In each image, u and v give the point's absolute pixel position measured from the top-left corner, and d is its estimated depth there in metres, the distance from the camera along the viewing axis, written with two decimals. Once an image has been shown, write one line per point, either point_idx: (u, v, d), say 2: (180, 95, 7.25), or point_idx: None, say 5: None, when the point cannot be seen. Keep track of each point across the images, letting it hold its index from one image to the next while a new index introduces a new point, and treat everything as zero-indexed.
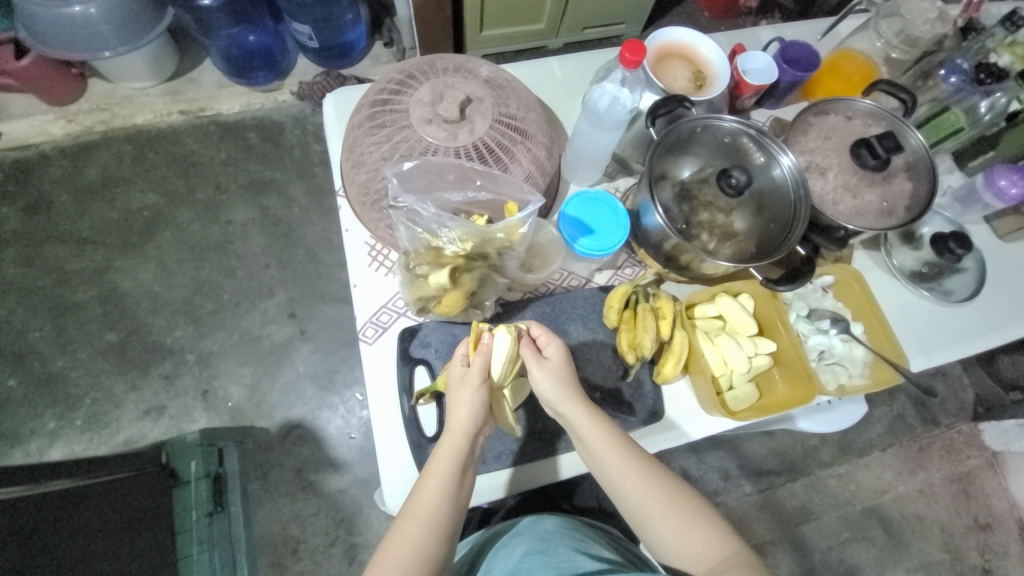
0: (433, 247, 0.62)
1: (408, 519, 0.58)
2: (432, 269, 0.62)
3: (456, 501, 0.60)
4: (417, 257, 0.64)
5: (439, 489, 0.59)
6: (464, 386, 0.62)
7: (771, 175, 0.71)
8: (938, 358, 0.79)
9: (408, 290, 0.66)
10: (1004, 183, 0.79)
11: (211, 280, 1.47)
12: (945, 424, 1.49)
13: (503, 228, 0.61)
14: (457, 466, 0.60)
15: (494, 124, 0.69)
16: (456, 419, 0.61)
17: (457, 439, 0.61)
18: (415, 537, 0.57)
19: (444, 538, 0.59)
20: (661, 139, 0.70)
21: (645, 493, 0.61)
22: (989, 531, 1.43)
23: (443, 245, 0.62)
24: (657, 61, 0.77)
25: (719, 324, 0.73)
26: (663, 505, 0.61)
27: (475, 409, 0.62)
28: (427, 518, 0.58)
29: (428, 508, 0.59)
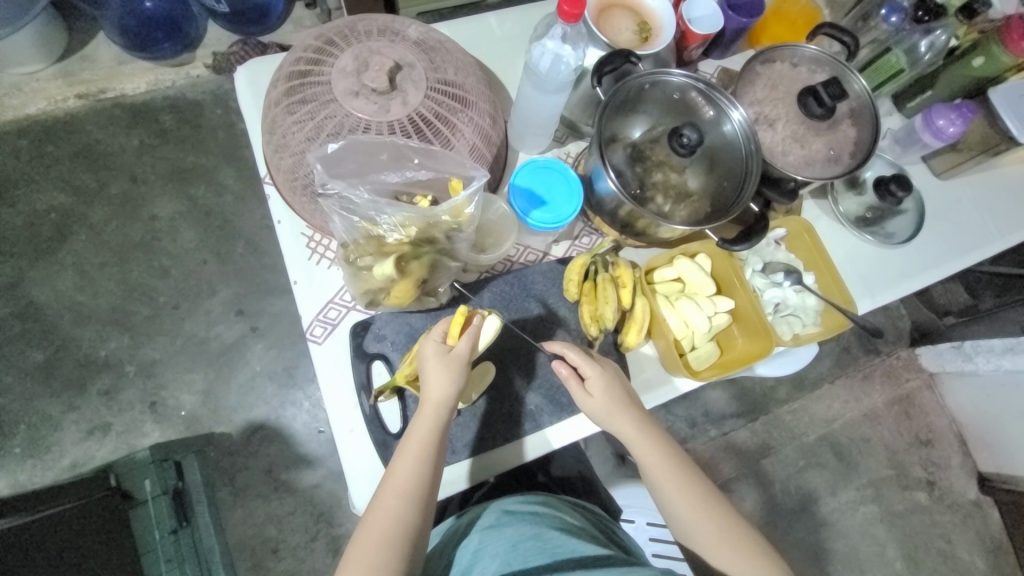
0: (374, 236, 0.58)
1: (386, 494, 0.57)
2: (376, 260, 0.58)
3: (432, 476, 0.59)
4: (359, 247, 0.59)
5: (415, 467, 0.58)
6: (439, 365, 0.58)
7: (721, 130, 0.69)
8: (882, 299, 0.82)
9: (353, 284, 0.61)
10: (943, 122, 0.81)
11: (144, 283, 1.35)
12: (886, 352, 1.61)
13: (449, 208, 0.57)
14: (433, 440, 0.59)
15: (428, 92, 0.63)
16: (433, 395, 0.59)
17: (431, 416, 0.59)
18: (395, 513, 0.57)
19: (423, 514, 0.58)
20: (608, 100, 0.66)
21: (674, 490, 0.64)
22: (925, 443, 1.58)
23: (384, 233, 0.57)
24: (599, 12, 0.71)
25: (678, 286, 0.73)
26: (688, 497, 0.64)
27: (452, 383, 0.59)
28: (405, 496, 0.57)
29: (406, 484, 0.57)
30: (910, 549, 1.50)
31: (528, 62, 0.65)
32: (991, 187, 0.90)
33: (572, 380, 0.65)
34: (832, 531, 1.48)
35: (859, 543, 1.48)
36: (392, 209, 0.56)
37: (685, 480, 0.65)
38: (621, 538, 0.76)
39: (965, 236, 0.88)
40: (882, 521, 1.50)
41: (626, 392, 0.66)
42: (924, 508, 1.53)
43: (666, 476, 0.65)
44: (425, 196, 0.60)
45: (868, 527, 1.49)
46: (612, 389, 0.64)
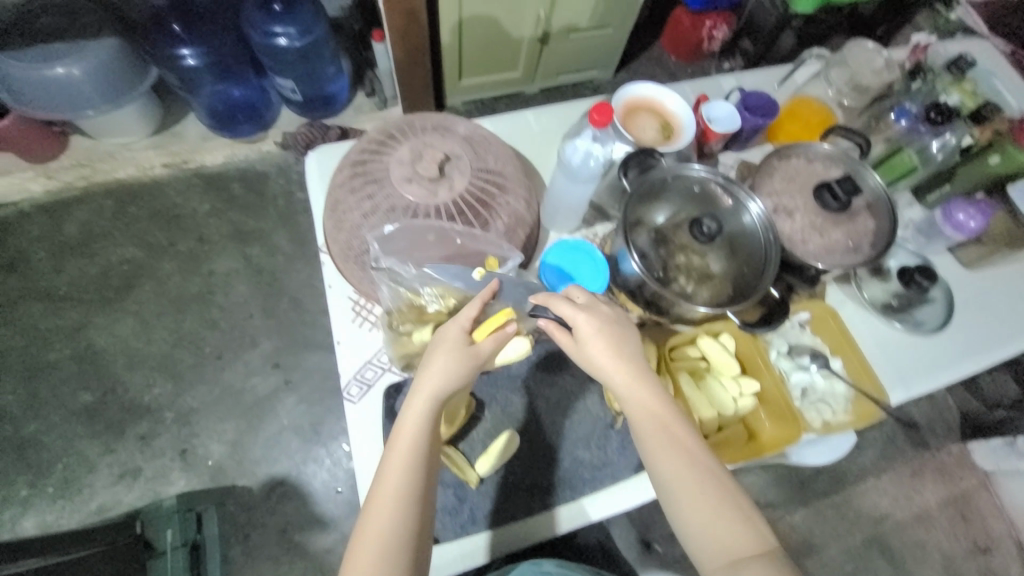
0: (417, 305, 0.64)
1: (374, 499, 0.53)
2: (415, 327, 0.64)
3: (427, 470, 0.55)
4: (402, 314, 0.65)
5: (403, 461, 0.53)
6: (447, 357, 0.56)
7: (741, 219, 0.74)
8: (917, 389, 0.80)
9: (392, 347, 0.66)
10: (962, 216, 0.84)
11: (193, 333, 1.44)
12: (935, 445, 1.51)
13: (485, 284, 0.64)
14: (422, 436, 0.55)
15: (473, 179, 0.71)
16: (427, 384, 0.55)
17: (418, 404, 0.55)
18: (384, 514, 0.52)
19: (416, 511, 0.53)
20: (632, 191, 0.73)
21: (693, 496, 0.55)
22: (987, 553, 1.43)
23: (426, 303, 0.64)
24: (625, 114, 0.81)
25: (702, 365, 0.75)
26: (705, 505, 0.55)
27: (450, 375, 0.56)
28: (395, 495, 0.52)
29: (395, 485, 0.53)
30: None
31: (560, 158, 0.73)
32: None
33: (562, 335, 0.61)
34: None
35: None
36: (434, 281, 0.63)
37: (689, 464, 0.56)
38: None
39: (1001, 328, 0.87)
40: None
41: (644, 363, 0.60)
42: None
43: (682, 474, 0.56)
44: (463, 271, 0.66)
45: None
46: (622, 358, 0.59)
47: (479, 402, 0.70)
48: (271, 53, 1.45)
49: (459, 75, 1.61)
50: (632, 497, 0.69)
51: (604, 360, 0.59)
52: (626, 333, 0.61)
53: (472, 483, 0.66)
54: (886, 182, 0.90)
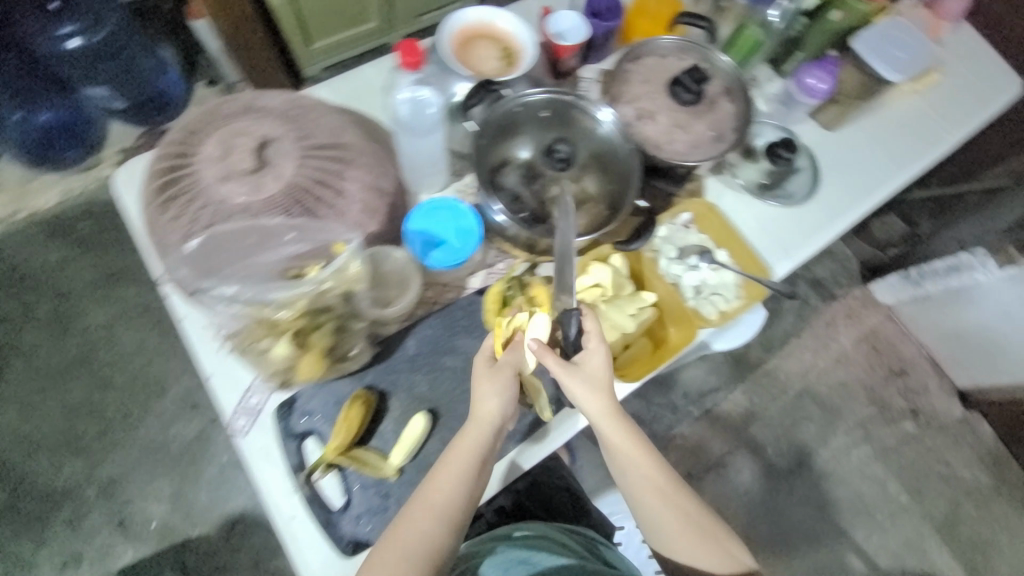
0: (265, 318, 0.55)
1: (416, 510, 0.58)
2: (270, 340, 0.53)
3: (469, 495, 0.60)
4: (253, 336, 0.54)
5: (455, 488, 0.59)
6: (499, 380, 0.63)
7: (597, 133, 0.71)
8: (798, 257, 0.84)
9: (262, 369, 0.59)
10: (812, 80, 0.84)
11: (90, 398, 1.29)
12: (841, 295, 1.67)
13: (330, 275, 0.56)
14: (471, 465, 0.60)
15: (301, 160, 0.62)
16: (482, 412, 0.62)
17: (479, 432, 0.61)
18: (424, 533, 0.57)
19: (451, 532, 0.59)
20: (479, 134, 0.68)
21: (671, 521, 0.68)
22: (902, 373, 1.62)
23: (274, 313, 0.54)
24: (458, 48, 0.72)
25: (599, 291, 0.73)
26: (684, 528, 0.68)
27: (502, 401, 0.63)
28: (436, 515, 0.58)
29: (439, 503, 0.59)
30: (910, 481, 1.52)
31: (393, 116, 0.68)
32: (881, 127, 0.95)
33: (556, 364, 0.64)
34: (833, 480, 1.50)
35: (859, 486, 1.50)
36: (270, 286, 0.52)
37: (670, 488, 0.68)
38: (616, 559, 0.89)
39: (865, 180, 0.91)
40: (879, 460, 1.53)
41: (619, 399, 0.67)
42: (915, 437, 1.56)
43: (663, 507, 0.68)
44: (313, 266, 0.58)
45: (865, 468, 1.52)
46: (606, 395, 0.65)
47: (382, 393, 0.66)
48: (68, 60, 1.25)
49: (307, 39, 1.43)
50: (561, 438, 0.73)
51: (592, 402, 0.64)
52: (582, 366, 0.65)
53: (391, 477, 0.62)
54: (738, 63, 0.88)
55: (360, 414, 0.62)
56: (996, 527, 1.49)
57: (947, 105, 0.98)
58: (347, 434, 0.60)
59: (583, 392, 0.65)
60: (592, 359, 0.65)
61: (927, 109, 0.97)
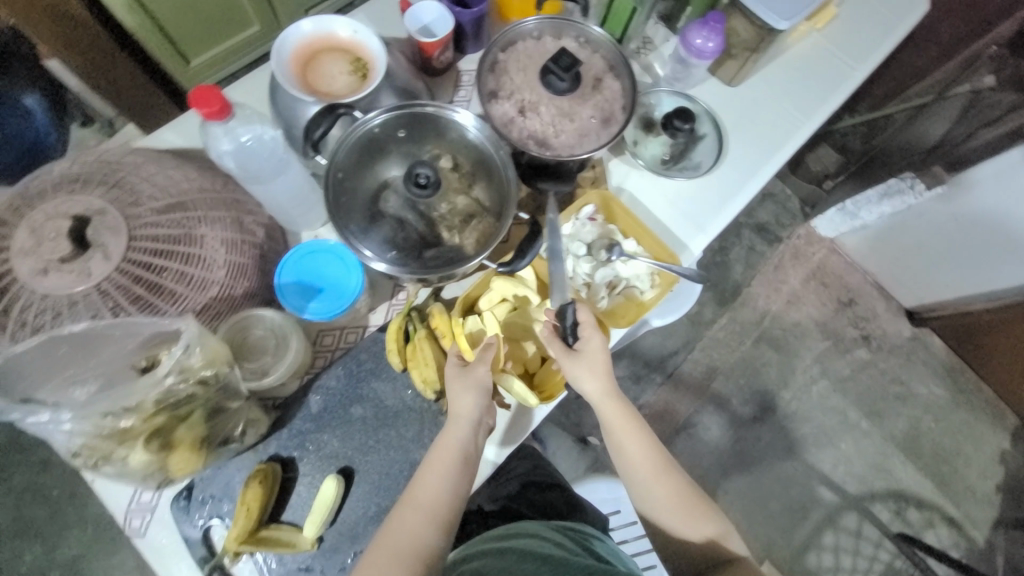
0: (110, 428, 0.47)
1: (407, 508, 0.59)
2: (122, 450, 0.48)
3: (454, 490, 0.60)
4: (100, 451, 0.48)
5: (441, 483, 0.59)
6: (477, 373, 0.63)
7: (465, 142, 0.65)
8: (713, 230, 0.81)
9: (129, 478, 0.51)
10: (700, 41, 0.78)
11: (27, 484, 1.21)
12: (786, 236, 1.67)
13: (174, 371, 0.47)
14: (454, 462, 0.60)
15: (132, 232, 0.55)
16: (460, 409, 0.61)
17: (460, 429, 0.61)
18: (412, 527, 0.57)
19: (440, 527, 0.58)
20: (331, 170, 0.61)
21: (665, 506, 0.69)
22: (852, 303, 1.66)
23: (120, 420, 0.47)
24: (299, 67, 0.64)
25: (506, 307, 0.69)
26: (680, 509, 0.69)
27: (477, 394, 0.62)
28: (425, 510, 0.58)
29: (428, 501, 0.59)
30: (869, 406, 1.57)
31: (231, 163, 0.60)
32: (784, 75, 0.91)
33: (556, 344, 0.67)
34: (798, 419, 1.54)
35: (823, 420, 1.55)
36: (100, 399, 0.45)
37: (663, 471, 0.70)
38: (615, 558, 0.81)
39: (775, 134, 0.88)
40: (838, 390, 1.57)
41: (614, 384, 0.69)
42: (869, 363, 1.61)
43: (660, 489, 0.70)
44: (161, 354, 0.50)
45: (827, 401, 1.56)
46: (604, 379, 0.67)
47: (288, 458, 0.62)
48: None
49: (184, 58, 1.28)
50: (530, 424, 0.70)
51: (588, 382, 0.67)
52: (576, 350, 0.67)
53: (309, 547, 0.58)
54: (616, 37, 0.82)
55: (258, 494, 0.57)
56: (951, 435, 1.56)
57: (848, 40, 0.94)
58: (247, 520, 0.56)
59: (583, 375, 0.67)
60: (588, 345, 0.67)
61: (829, 47, 0.93)
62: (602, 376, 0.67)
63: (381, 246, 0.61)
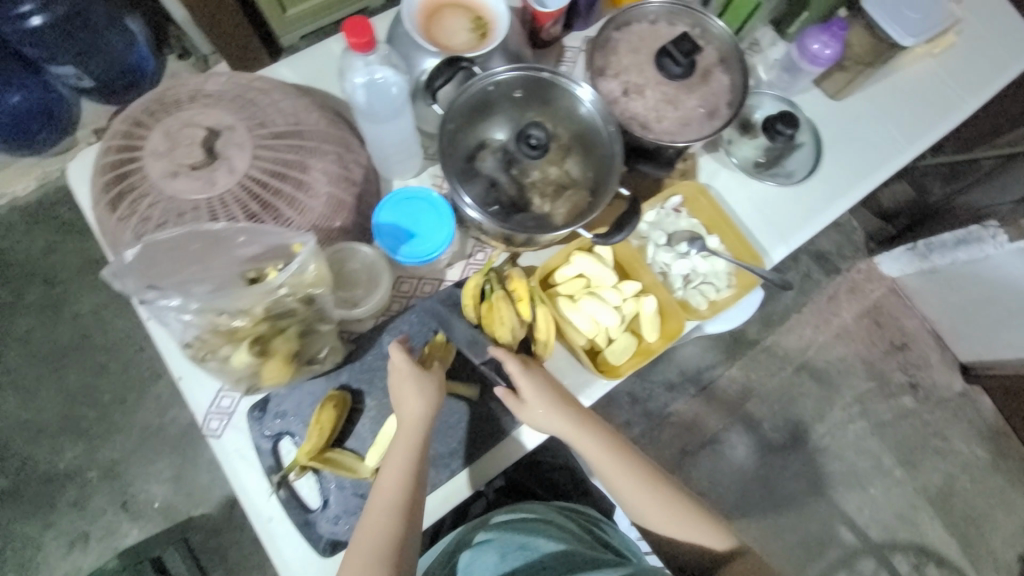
0: (221, 326, 0.50)
1: (372, 510, 0.57)
2: (228, 348, 0.51)
3: (413, 488, 0.58)
4: (209, 346, 0.52)
5: (397, 482, 0.58)
6: (423, 378, 0.60)
7: (576, 115, 0.66)
8: (795, 241, 0.80)
9: (223, 378, 0.55)
10: (817, 46, 0.76)
11: (85, 385, 1.29)
12: (846, 268, 1.62)
13: (286, 283, 0.51)
14: (411, 460, 0.59)
15: (256, 151, 0.58)
16: (408, 413, 0.59)
17: (409, 430, 0.59)
18: (377, 527, 0.56)
19: (407, 523, 0.57)
20: (446, 120, 0.62)
21: (655, 516, 0.69)
22: (904, 348, 1.60)
23: (232, 321, 0.50)
24: (424, 19, 0.66)
25: (582, 282, 0.70)
26: (662, 512, 0.69)
27: (424, 395, 0.60)
28: (390, 509, 0.57)
29: (389, 501, 0.57)
30: (905, 455, 1.51)
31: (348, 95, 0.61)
32: (890, 96, 0.88)
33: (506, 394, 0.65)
34: (828, 455, 1.50)
35: (854, 460, 1.50)
36: (219, 297, 0.49)
37: (645, 477, 0.70)
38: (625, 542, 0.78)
39: (872, 155, 0.86)
40: (875, 433, 1.52)
41: (578, 411, 0.67)
42: (913, 411, 1.55)
43: (648, 506, 0.69)
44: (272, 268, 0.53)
45: (862, 442, 1.52)
46: (562, 409, 0.65)
47: (357, 390, 0.64)
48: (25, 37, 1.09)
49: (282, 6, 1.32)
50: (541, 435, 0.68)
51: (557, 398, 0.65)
52: (545, 378, 0.65)
53: (368, 477, 0.61)
54: (733, 30, 0.82)
55: (331, 417, 0.60)
56: (988, 499, 1.49)
57: (966, 69, 0.90)
58: (320, 438, 0.59)
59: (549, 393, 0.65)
60: (529, 383, 0.64)
61: (943, 74, 0.90)
62: (559, 409, 0.65)
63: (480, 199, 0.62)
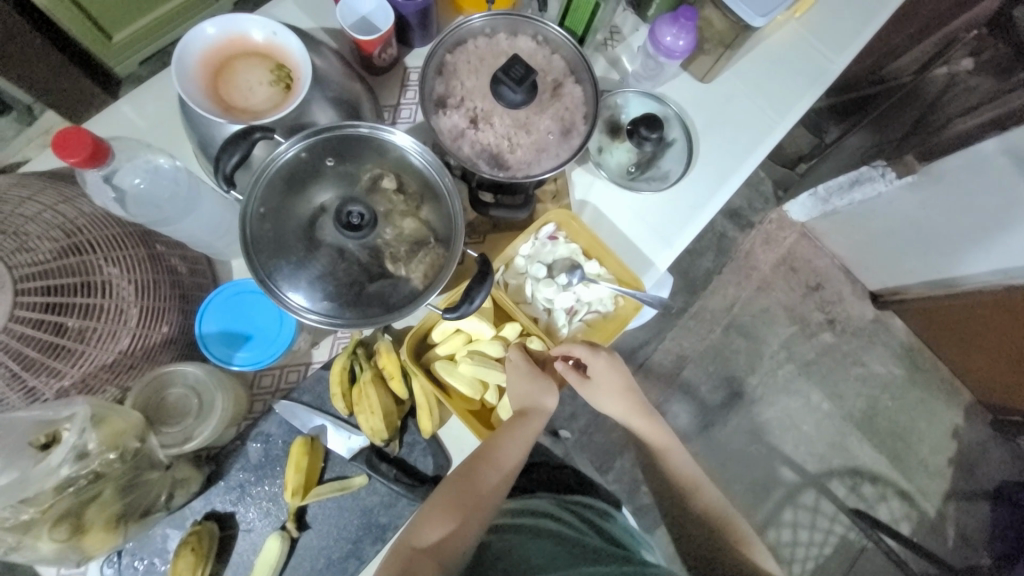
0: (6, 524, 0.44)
1: (474, 467, 0.58)
2: (26, 543, 0.45)
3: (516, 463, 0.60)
4: (7, 545, 0.45)
5: (512, 455, 0.60)
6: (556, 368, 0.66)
7: (408, 165, 0.57)
8: (681, 244, 0.77)
9: (40, 560, 0.48)
10: (670, 38, 0.71)
11: None
12: (758, 221, 1.61)
13: (71, 458, 0.45)
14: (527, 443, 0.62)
15: (19, 285, 0.47)
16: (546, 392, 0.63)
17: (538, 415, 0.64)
18: (484, 477, 0.58)
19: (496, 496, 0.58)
20: (251, 207, 0.54)
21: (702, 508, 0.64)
22: (820, 288, 1.62)
23: (17, 515, 0.44)
24: (209, 82, 0.55)
25: (461, 338, 0.65)
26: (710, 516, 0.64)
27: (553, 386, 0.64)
28: (495, 471, 0.59)
29: (499, 466, 0.59)
30: (832, 388, 1.58)
31: (128, 214, 0.54)
32: (760, 67, 0.84)
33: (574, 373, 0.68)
34: (762, 404, 1.55)
35: (788, 404, 1.56)
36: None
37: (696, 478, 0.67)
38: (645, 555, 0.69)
39: (748, 134, 0.82)
40: (801, 374, 1.58)
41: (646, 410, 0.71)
42: (833, 345, 1.60)
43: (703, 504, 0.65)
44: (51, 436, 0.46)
45: (792, 385, 1.57)
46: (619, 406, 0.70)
47: (227, 513, 0.59)
48: None
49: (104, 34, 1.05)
50: None
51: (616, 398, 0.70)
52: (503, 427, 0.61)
53: None
54: (575, 39, 0.75)
55: (191, 562, 0.55)
56: (909, 413, 1.58)
57: (828, 26, 0.87)
58: None
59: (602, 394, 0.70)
60: (599, 366, 0.68)
61: (808, 36, 0.86)
62: (623, 397, 0.69)
63: (312, 291, 0.54)
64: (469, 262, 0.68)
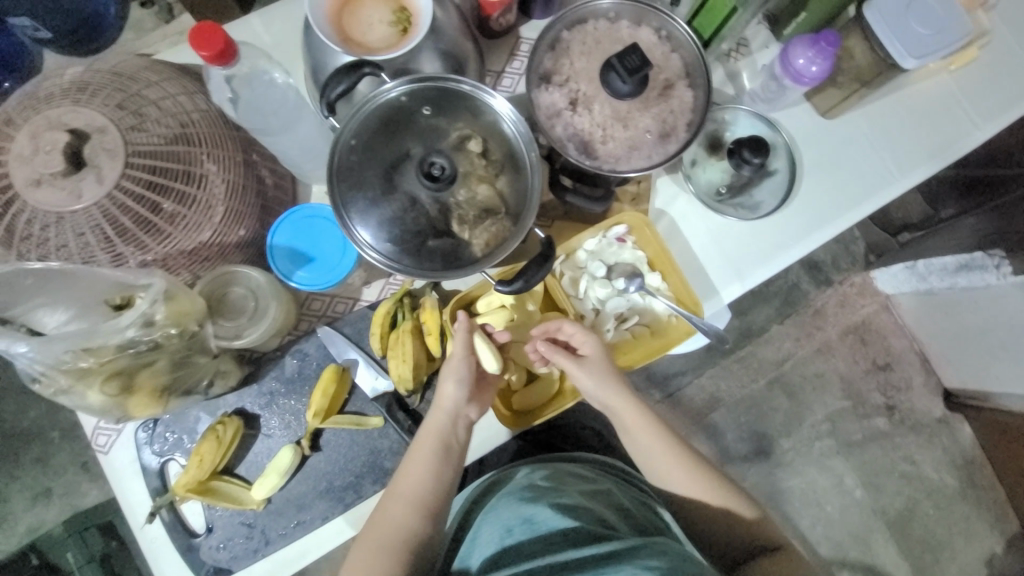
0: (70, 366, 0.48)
1: (391, 499, 0.59)
2: (81, 387, 0.50)
3: (429, 480, 0.59)
4: (66, 384, 0.50)
5: (423, 474, 0.59)
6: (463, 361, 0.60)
7: (499, 131, 0.57)
8: (754, 280, 0.73)
9: (92, 407, 0.53)
10: (802, 62, 0.66)
11: None
12: (838, 280, 1.47)
13: (137, 323, 0.49)
14: (437, 452, 0.60)
15: (130, 159, 0.51)
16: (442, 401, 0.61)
17: (438, 420, 0.61)
18: (400, 508, 0.58)
19: (426, 516, 0.58)
20: (343, 138, 0.55)
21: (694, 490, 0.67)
22: (889, 369, 1.47)
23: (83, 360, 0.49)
24: (335, 9, 0.57)
25: (505, 313, 0.65)
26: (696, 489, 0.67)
27: (464, 378, 0.60)
28: (410, 497, 0.58)
29: (409, 490, 0.58)
30: (871, 477, 1.45)
31: (239, 115, 0.58)
32: (893, 115, 0.76)
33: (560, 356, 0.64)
34: (788, 471, 1.44)
35: (816, 480, 1.44)
36: (65, 337, 0.47)
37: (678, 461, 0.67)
38: (663, 521, 0.65)
39: (859, 184, 0.75)
40: (839, 453, 1.45)
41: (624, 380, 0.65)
42: (885, 433, 1.46)
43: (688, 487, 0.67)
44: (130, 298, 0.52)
45: (825, 461, 1.45)
46: (597, 385, 0.64)
47: (253, 415, 0.63)
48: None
49: None
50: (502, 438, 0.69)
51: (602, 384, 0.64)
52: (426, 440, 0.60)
53: (255, 506, 0.61)
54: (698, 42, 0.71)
55: (213, 448, 0.59)
56: (950, 527, 1.43)
57: (987, 89, 0.77)
58: (198, 470, 0.58)
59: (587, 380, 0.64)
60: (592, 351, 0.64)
61: (960, 95, 0.77)
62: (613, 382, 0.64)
63: (378, 231, 0.55)
64: (532, 243, 0.67)
